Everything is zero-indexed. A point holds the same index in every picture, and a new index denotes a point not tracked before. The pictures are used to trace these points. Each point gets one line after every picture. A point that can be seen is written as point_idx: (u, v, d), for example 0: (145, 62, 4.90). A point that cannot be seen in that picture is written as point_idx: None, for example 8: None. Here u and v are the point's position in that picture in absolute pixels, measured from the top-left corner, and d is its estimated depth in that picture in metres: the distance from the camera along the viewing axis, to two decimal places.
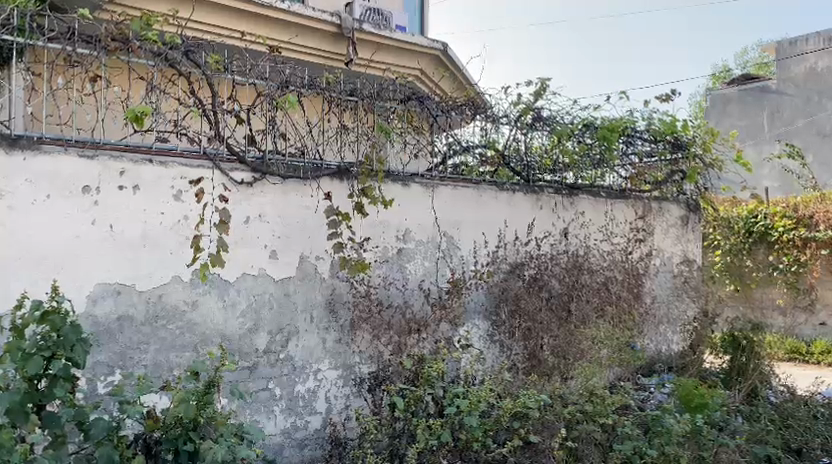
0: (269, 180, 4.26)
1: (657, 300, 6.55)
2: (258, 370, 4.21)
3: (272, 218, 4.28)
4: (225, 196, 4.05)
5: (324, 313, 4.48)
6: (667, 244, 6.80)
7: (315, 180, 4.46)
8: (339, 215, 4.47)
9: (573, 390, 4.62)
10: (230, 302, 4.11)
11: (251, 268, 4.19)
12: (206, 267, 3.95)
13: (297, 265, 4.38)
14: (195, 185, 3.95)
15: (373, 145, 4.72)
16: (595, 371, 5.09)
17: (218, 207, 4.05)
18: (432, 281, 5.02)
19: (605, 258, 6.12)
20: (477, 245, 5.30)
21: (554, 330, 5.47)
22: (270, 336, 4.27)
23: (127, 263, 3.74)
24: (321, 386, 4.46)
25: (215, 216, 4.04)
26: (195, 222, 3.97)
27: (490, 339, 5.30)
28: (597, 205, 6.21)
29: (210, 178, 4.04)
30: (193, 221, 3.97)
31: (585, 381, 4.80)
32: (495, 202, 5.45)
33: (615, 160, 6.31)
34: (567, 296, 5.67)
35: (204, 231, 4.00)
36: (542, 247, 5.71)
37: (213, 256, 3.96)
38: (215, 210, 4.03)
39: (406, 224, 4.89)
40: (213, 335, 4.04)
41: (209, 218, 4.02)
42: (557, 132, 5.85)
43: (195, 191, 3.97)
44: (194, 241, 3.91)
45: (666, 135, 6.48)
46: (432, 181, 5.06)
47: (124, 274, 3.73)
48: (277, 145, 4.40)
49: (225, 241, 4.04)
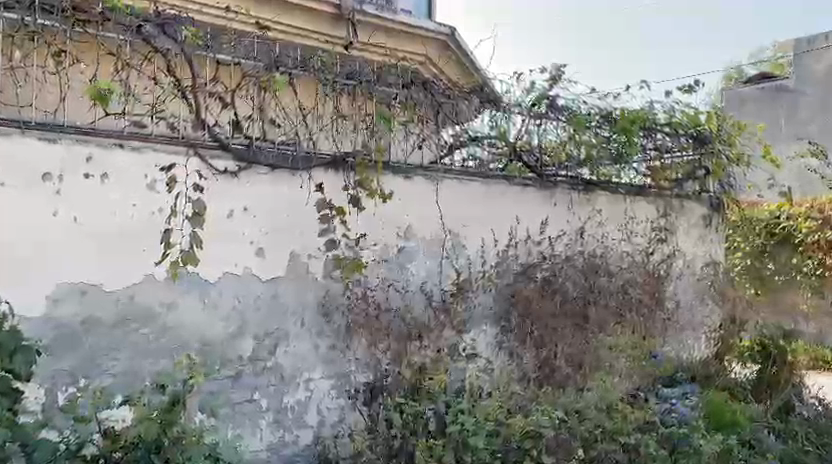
0: (254, 169, 3.85)
1: (680, 305, 6.07)
2: (243, 379, 3.81)
3: (258, 212, 3.87)
4: (199, 184, 3.64)
5: (317, 317, 4.08)
6: (689, 245, 6.34)
7: (309, 170, 4.06)
8: (334, 209, 4.11)
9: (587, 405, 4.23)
10: (211, 303, 3.71)
11: (235, 266, 3.79)
12: (177, 263, 3.56)
13: (288, 263, 3.98)
14: (167, 172, 3.56)
15: (370, 126, 4.33)
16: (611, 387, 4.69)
17: (192, 196, 3.63)
18: (436, 282, 4.59)
19: (625, 259, 5.67)
20: (484, 245, 4.87)
21: (572, 337, 5.06)
22: (256, 342, 3.87)
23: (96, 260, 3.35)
24: (313, 397, 4.07)
25: (188, 207, 3.61)
26: (168, 215, 3.55)
27: (499, 346, 4.88)
28: (616, 202, 5.78)
29: (184, 165, 3.63)
30: (167, 213, 3.55)
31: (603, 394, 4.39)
32: (504, 198, 5.02)
33: (637, 150, 5.87)
34: (584, 300, 5.23)
35: (176, 225, 3.58)
36: (556, 247, 5.29)
37: (184, 252, 3.58)
38: (188, 200, 3.61)
39: (407, 221, 4.47)
40: (192, 340, 3.64)
41: (182, 210, 3.60)
42: (574, 119, 5.47)
43: (170, 181, 3.56)
44: (165, 234, 3.53)
45: (691, 127, 6.17)
46: (437, 175, 4.65)
47: (93, 273, 3.34)
48: (268, 133, 4.02)
49: (199, 236, 3.64)
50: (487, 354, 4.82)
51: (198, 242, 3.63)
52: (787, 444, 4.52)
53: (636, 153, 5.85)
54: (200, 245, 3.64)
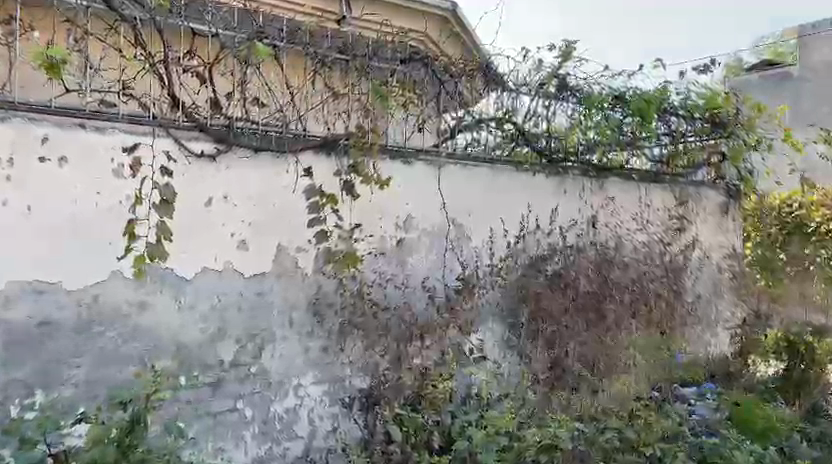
0: (235, 152, 3.46)
1: (699, 298, 5.67)
2: (224, 387, 3.44)
3: (240, 200, 3.48)
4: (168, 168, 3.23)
5: (307, 317, 3.69)
6: (707, 235, 5.94)
7: (297, 155, 3.66)
8: (322, 197, 3.70)
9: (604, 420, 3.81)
10: (188, 303, 3.32)
11: (215, 262, 3.40)
12: (142, 259, 3.14)
13: (274, 257, 3.58)
14: (131, 154, 3.15)
15: (366, 106, 3.96)
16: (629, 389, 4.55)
17: (160, 182, 3.22)
18: (438, 277, 4.18)
19: (640, 251, 5.27)
20: (490, 236, 4.45)
21: (584, 335, 4.72)
22: (238, 345, 3.49)
23: (59, 254, 2.97)
24: (304, 405, 3.68)
25: (156, 194, 3.20)
26: (132, 202, 3.15)
27: (508, 345, 4.45)
28: (630, 191, 5.37)
29: (151, 145, 3.22)
30: (129, 201, 3.14)
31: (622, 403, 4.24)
32: (511, 185, 4.62)
33: (654, 133, 5.48)
34: (596, 295, 4.86)
35: (140, 214, 3.16)
36: (567, 238, 4.86)
37: (150, 248, 3.15)
38: (156, 186, 3.20)
39: (407, 211, 4.08)
40: (166, 344, 3.26)
41: (149, 197, 3.19)
42: (587, 101, 5.07)
43: (134, 165, 3.16)
44: (128, 226, 3.12)
45: (709, 111, 5.75)
46: (439, 159, 4.25)
47: (54, 269, 2.96)
48: (252, 112, 3.61)
49: (169, 227, 3.24)
50: (494, 354, 4.39)
51: (167, 235, 3.20)
52: (824, 451, 4.17)
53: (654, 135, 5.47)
54: (169, 235, 3.20)
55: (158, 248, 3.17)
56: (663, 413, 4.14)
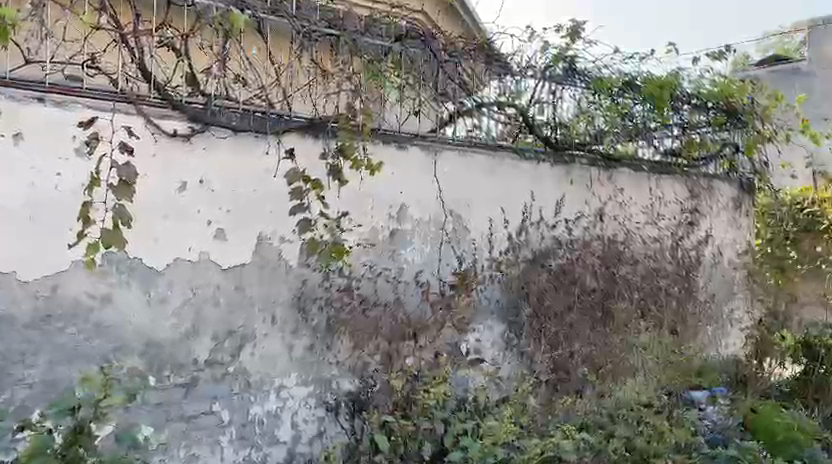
0: (211, 132, 3.18)
1: (711, 296, 5.35)
2: (198, 388, 3.16)
3: (218, 185, 3.20)
4: (128, 145, 2.92)
5: (291, 313, 3.41)
6: (722, 230, 5.60)
7: (281, 137, 3.38)
8: (307, 181, 3.43)
9: (611, 432, 3.60)
10: (158, 296, 3.04)
11: (189, 252, 3.11)
12: (96, 247, 2.84)
13: (255, 248, 3.30)
14: (90, 130, 2.84)
15: (356, 86, 3.65)
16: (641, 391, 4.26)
17: (121, 162, 2.92)
18: (433, 271, 3.90)
19: (650, 246, 4.96)
20: (491, 228, 4.15)
21: (592, 336, 4.47)
22: (215, 343, 3.20)
23: (40, 248, 2.75)
24: (287, 409, 3.40)
25: (114, 174, 2.89)
26: (87, 184, 2.83)
27: (507, 345, 4.15)
28: (640, 183, 5.07)
29: (113, 122, 2.91)
30: (85, 181, 2.84)
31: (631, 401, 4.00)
32: (514, 173, 4.31)
33: (666, 121, 5.20)
34: (604, 292, 4.59)
35: (97, 198, 2.86)
36: (573, 232, 4.56)
37: (104, 234, 2.84)
38: (115, 166, 2.89)
39: (401, 200, 3.78)
40: (133, 341, 2.98)
41: (106, 177, 2.88)
42: (597, 84, 4.77)
43: (91, 140, 2.84)
44: (83, 210, 2.81)
45: (722, 97, 5.43)
46: (435, 145, 3.94)
47: (34, 265, 2.73)
48: (232, 90, 3.33)
49: (130, 211, 2.95)
50: (493, 352, 4.09)
51: (125, 220, 2.89)
52: None
53: (666, 121, 5.17)
54: (125, 218, 2.89)
55: (115, 236, 2.86)
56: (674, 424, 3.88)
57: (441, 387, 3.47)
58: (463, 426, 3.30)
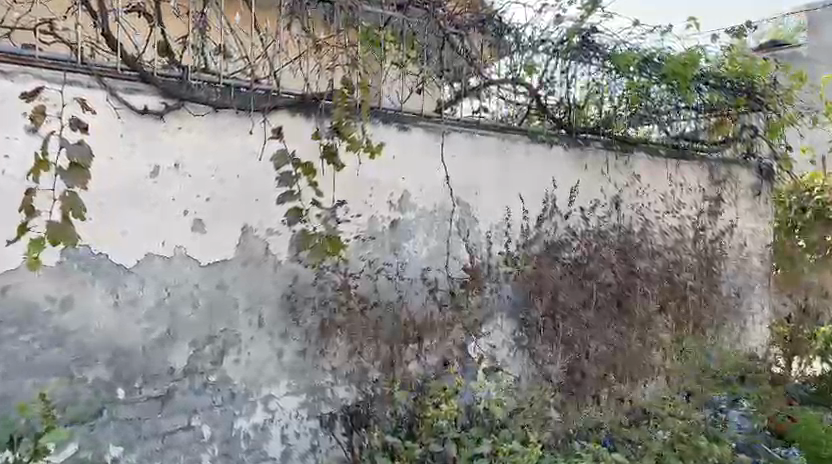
0: (187, 109, 2.79)
1: (733, 291, 5.00)
2: (175, 400, 2.78)
3: (196, 170, 2.81)
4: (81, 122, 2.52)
5: (281, 315, 3.03)
6: (745, 220, 5.23)
7: (271, 116, 3.00)
8: (298, 166, 3.05)
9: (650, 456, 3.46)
10: (128, 297, 2.66)
11: (163, 246, 2.73)
12: (40, 244, 2.41)
13: (240, 242, 2.92)
14: (33, 102, 2.43)
15: (354, 59, 3.22)
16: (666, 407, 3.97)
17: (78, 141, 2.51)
18: (440, 267, 3.51)
19: (669, 237, 4.58)
20: (504, 219, 3.77)
21: (609, 335, 4.11)
22: (194, 350, 2.82)
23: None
24: (276, 422, 3.03)
25: (63, 157, 2.48)
26: (32, 169, 2.41)
27: (518, 345, 3.79)
28: (657, 169, 4.66)
29: (68, 95, 2.52)
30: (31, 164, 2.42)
31: (663, 411, 3.90)
32: (525, 159, 3.90)
33: (688, 101, 4.80)
34: (622, 288, 4.22)
35: (43, 184, 2.45)
36: (589, 221, 4.17)
37: (50, 228, 2.43)
38: (65, 147, 2.48)
39: (403, 185, 3.39)
40: (99, 349, 2.60)
41: (55, 161, 2.46)
42: (615, 60, 4.36)
43: (36, 116, 2.43)
44: (26, 199, 2.40)
45: (742, 77, 5.03)
46: (440, 125, 3.55)
47: None
48: (211, 64, 2.96)
49: (85, 200, 2.55)
50: (503, 352, 3.74)
51: (76, 211, 2.48)
52: None
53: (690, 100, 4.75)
54: (74, 208, 2.48)
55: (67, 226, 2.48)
56: (717, 440, 3.73)
57: (452, 405, 3.17)
58: (476, 449, 3.05)
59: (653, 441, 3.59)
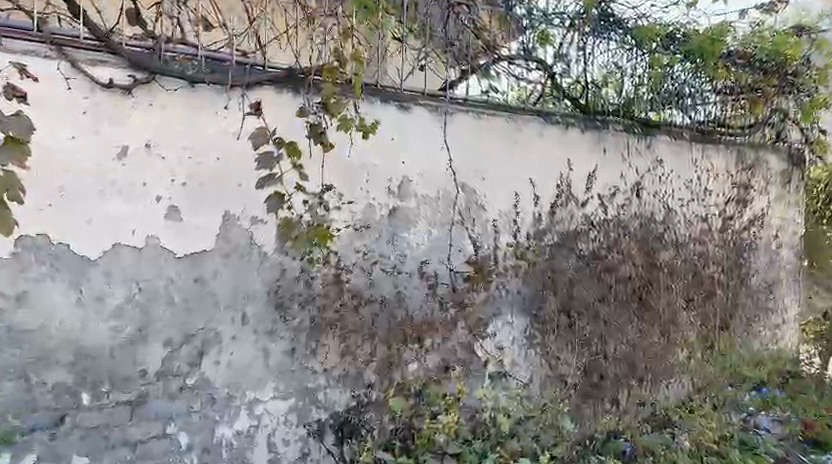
0: (159, 83, 2.50)
1: (762, 285, 4.64)
2: (148, 406, 2.51)
3: (170, 151, 2.53)
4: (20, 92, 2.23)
5: (266, 312, 2.76)
6: (776, 209, 4.86)
7: (252, 92, 2.70)
8: (283, 144, 2.75)
9: None
10: (93, 293, 2.39)
11: (133, 236, 2.46)
12: None
13: (220, 231, 2.64)
14: None
15: (344, 29, 2.96)
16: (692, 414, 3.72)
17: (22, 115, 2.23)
18: (442, 260, 3.22)
19: (695, 227, 4.24)
20: (514, 206, 3.45)
21: (629, 333, 3.81)
22: (168, 350, 2.55)
23: None
24: (262, 429, 2.75)
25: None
26: None
27: (529, 343, 3.48)
28: (681, 154, 4.27)
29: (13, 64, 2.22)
30: None
31: (692, 423, 3.61)
32: (537, 141, 3.57)
33: (719, 77, 4.42)
34: (643, 282, 3.91)
35: None
36: (608, 210, 3.83)
37: None
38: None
39: (403, 170, 3.10)
40: (60, 350, 2.33)
41: None
42: (640, 33, 4.01)
43: None
44: None
45: (776, 53, 4.55)
46: (443, 103, 3.23)
47: None
48: (189, 35, 2.64)
49: (36, 183, 2.28)
50: (513, 351, 3.43)
51: None
52: None
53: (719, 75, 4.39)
54: None
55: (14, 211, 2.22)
56: (754, 454, 3.46)
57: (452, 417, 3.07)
58: None
59: (678, 453, 3.30)
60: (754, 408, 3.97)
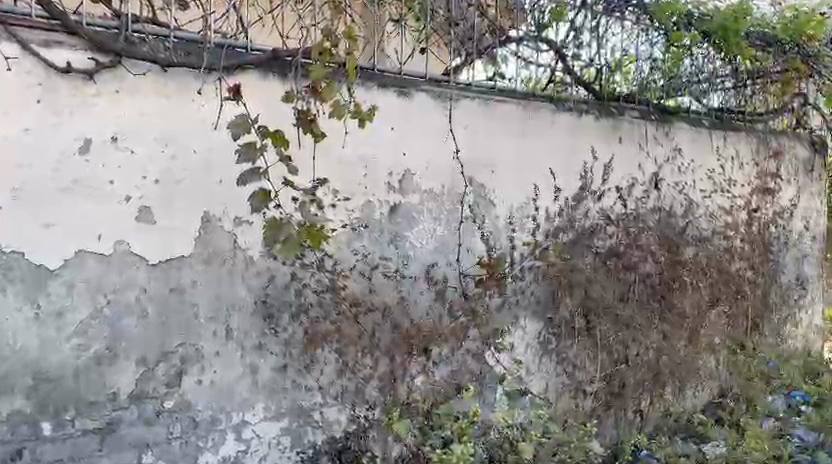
0: (125, 66, 2.19)
1: (790, 282, 4.35)
2: (120, 433, 2.22)
3: (140, 144, 2.22)
4: None
5: (253, 323, 2.46)
6: (804, 200, 4.55)
7: (232, 75, 2.39)
8: (265, 131, 2.42)
9: None
10: (53, 307, 2.09)
11: (99, 241, 2.16)
12: None
13: (199, 234, 2.34)
14: None
15: (336, 5, 2.63)
16: (728, 436, 3.42)
17: None
18: (449, 261, 2.92)
19: (718, 220, 3.95)
20: (527, 201, 3.15)
21: (652, 337, 3.52)
22: (143, 370, 2.25)
23: None
24: (252, 454, 2.46)
25: None
26: None
27: (544, 350, 3.20)
28: (703, 142, 3.95)
29: None
30: None
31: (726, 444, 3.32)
32: (550, 130, 3.25)
33: (744, 56, 3.97)
34: (666, 280, 3.61)
35: None
36: (627, 203, 3.53)
37: None
38: None
39: (405, 163, 2.79)
40: (15, 374, 2.04)
41: None
42: (659, 11, 3.66)
43: None
44: None
45: (797, 36, 4.10)
46: (447, 89, 2.92)
47: None
48: (162, 14, 2.39)
49: None
50: (527, 359, 3.15)
51: None
52: None
53: (745, 57, 3.99)
54: None
55: None
56: None
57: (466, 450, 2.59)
58: None
59: None
60: (786, 414, 3.69)
